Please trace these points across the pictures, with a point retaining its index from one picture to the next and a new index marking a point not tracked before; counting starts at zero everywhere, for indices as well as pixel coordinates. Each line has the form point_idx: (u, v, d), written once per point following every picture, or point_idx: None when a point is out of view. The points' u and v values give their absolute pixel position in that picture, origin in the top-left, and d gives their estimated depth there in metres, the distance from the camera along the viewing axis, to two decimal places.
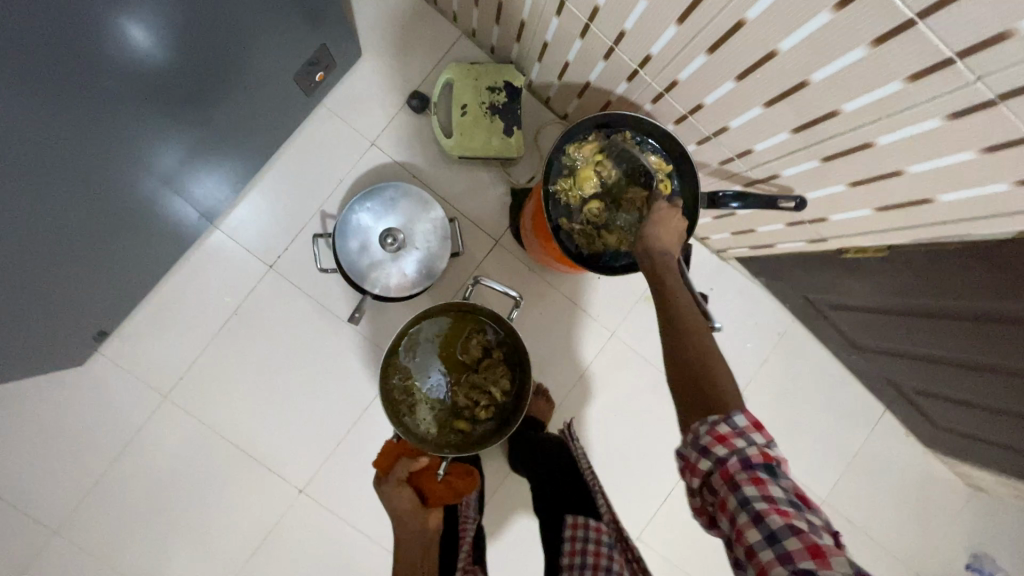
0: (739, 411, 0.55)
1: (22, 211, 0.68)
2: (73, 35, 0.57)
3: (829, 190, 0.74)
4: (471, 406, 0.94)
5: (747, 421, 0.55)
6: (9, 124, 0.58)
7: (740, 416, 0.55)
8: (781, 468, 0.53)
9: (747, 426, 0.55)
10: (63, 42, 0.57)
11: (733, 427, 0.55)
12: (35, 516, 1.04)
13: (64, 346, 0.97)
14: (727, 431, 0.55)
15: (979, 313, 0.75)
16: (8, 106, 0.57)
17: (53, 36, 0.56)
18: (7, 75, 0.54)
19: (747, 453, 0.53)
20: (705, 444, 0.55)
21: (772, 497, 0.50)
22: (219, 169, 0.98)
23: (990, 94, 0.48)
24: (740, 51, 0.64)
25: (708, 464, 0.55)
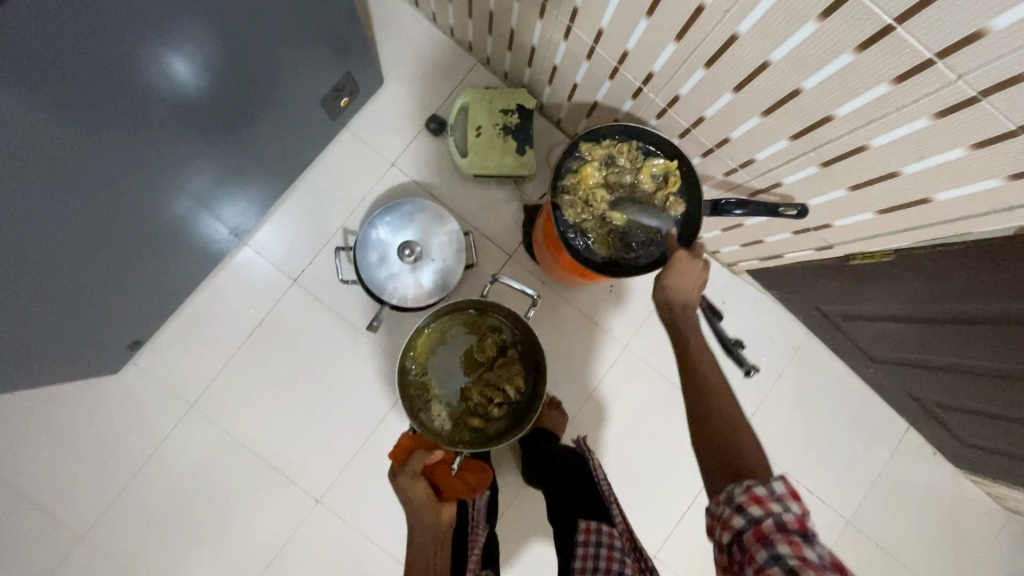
0: (779, 477, 0.57)
1: (74, 225, 0.75)
2: (127, 69, 0.65)
3: (830, 196, 0.76)
4: (485, 403, 0.96)
5: (784, 488, 0.56)
6: (65, 147, 0.65)
7: (778, 482, 0.56)
8: (817, 538, 0.53)
9: (785, 493, 0.55)
10: (115, 75, 0.64)
11: (771, 490, 0.56)
12: (65, 520, 1.07)
13: (101, 354, 1.03)
14: (763, 493, 0.56)
15: (990, 315, 0.75)
16: (65, 133, 0.64)
17: (107, 70, 0.63)
18: (66, 105, 0.61)
19: (783, 517, 0.54)
20: (740, 503, 0.56)
21: (808, 559, 0.50)
22: (250, 188, 1.05)
23: (971, 91, 0.50)
24: (736, 63, 0.68)
25: (740, 521, 0.56)
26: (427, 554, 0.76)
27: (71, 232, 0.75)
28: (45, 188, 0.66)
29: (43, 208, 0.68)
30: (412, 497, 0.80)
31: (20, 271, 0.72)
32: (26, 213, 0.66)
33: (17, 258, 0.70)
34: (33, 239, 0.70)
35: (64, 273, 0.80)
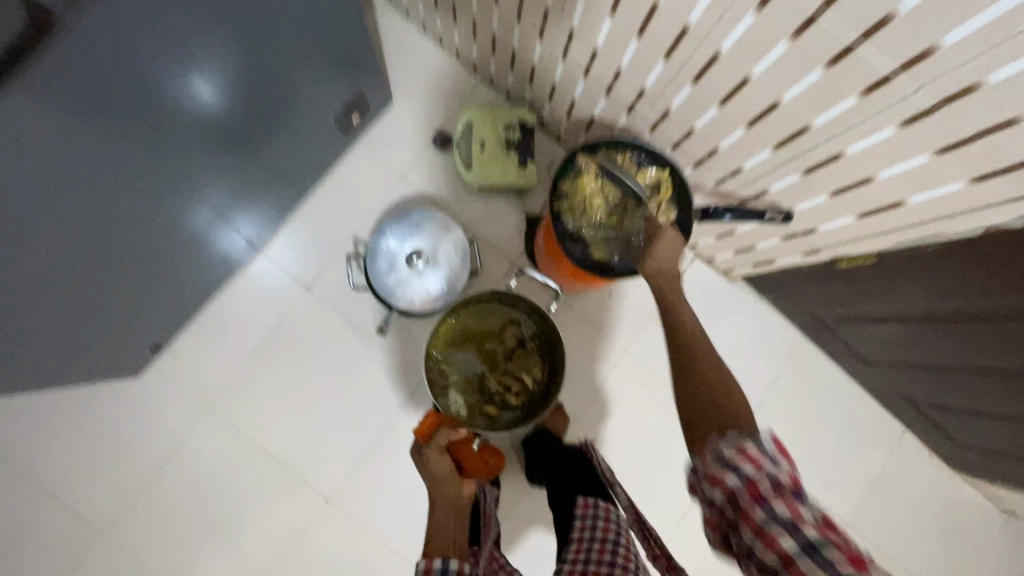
0: (770, 436, 0.60)
1: (107, 236, 0.81)
2: (172, 105, 0.72)
3: (813, 202, 0.81)
4: (502, 391, 1.02)
5: (773, 445, 0.59)
6: (112, 172, 0.72)
7: (767, 440, 0.59)
8: (805, 493, 0.56)
9: (774, 450, 0.59)
10: (163, 111, 0.71)
11: (762, 449, 0.59)
12: (85, 517, 1.12)
13: (123, 357, 1.08)
14: (755, 451, 0.58)
15: (968, 313, 0.79)
16: (115, 160, 0.71)
17: (158, 108, 0.70)
18: (120, 138, 0.68)
19: (776, 474, 0.56)
20: (730, 460, 0.59)
21: (802, 516, 0.54)
22: (266, 199, 1.11)
23: (931, 101, 0.55)
24: (720, 79, 0.73)
25: (733, 478, 0.58)
26: (448, 513, 0.74)
27: (100, 244, 0.80)
28: (89, 205, 0.72)
29: (84, 223, 0.74)
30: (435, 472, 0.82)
31: (59, 277, 0.78)
32: (73, 230, 0.73)
33: (59, 268, 0.76)
34: (73, 250, 0.76)
35: (93, 282, 0.85)
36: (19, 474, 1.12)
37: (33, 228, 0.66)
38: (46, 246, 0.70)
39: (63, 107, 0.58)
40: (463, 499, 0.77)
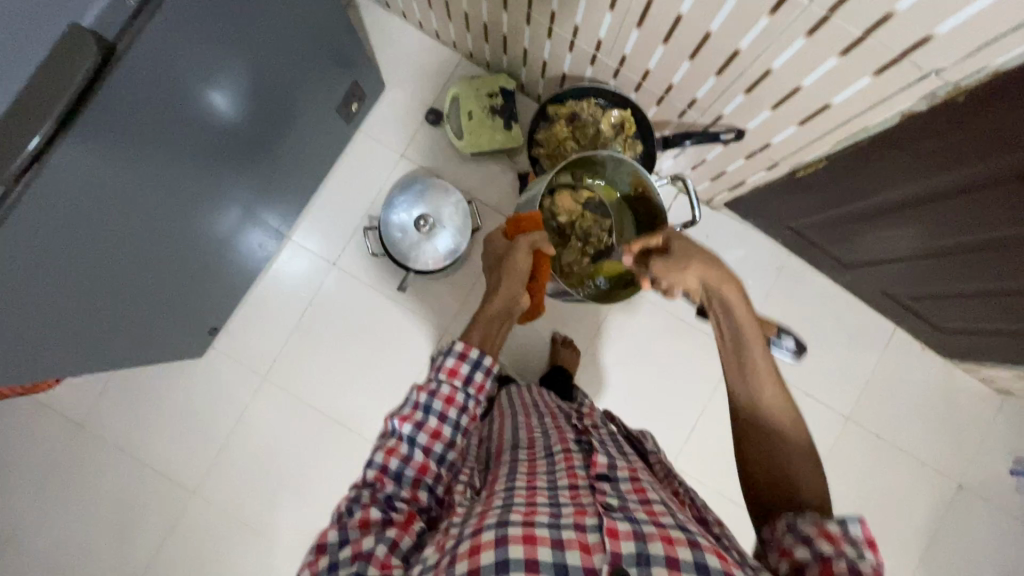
0: (855, 519, 0.54)
1: (161, 235, 0.97)
2: (198, 117, 0.86)
3: (761, 119, 0.91)
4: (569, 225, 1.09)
5: (862, 533, 0.53)
6: (161, 176, 0.87)
7: (856, 525, 0.53)
8: None
9: (862, 539, 0.53)
10: (192, 121, 0.86)
11: (846, 531, 0.53)
12: (179, 480, 1.32)
13: (188, 340, 1.26)
14: (837, 531, 0.53)
15: (913, 198, 0.88)
16: (162, 164, 0.86)
17: (186, 119, 0.84)
18: (161, 149, 0.83)
19: (856, 563, 0.51)
20: (807, 535, 0.54)
21: None
22: (288, 189, 1.27)
23: (822, 12, 0.65)
24: (659, 20, 0.84)
25: (805, 553, 0.53)
26: (502, 313, 0.84)
27: (147, 249, 0.95)
28: (133, 214, 0.87)
29: (143, 224, 0.90)
30: (514, 266, 0.89)
31: (130, 270, 0.95)
32: (132, 231, 0.89)
33: (127, 264, 0.93)
34: (137, 247, 0.93)
35: (143, 284, 1.00)
36: (119, 448, 1.33)
37: (94, 239, 0.81)
38: (105, 251, 0.85)
39: (117, 131, 0.73)
40: (517, 306, 0.86)
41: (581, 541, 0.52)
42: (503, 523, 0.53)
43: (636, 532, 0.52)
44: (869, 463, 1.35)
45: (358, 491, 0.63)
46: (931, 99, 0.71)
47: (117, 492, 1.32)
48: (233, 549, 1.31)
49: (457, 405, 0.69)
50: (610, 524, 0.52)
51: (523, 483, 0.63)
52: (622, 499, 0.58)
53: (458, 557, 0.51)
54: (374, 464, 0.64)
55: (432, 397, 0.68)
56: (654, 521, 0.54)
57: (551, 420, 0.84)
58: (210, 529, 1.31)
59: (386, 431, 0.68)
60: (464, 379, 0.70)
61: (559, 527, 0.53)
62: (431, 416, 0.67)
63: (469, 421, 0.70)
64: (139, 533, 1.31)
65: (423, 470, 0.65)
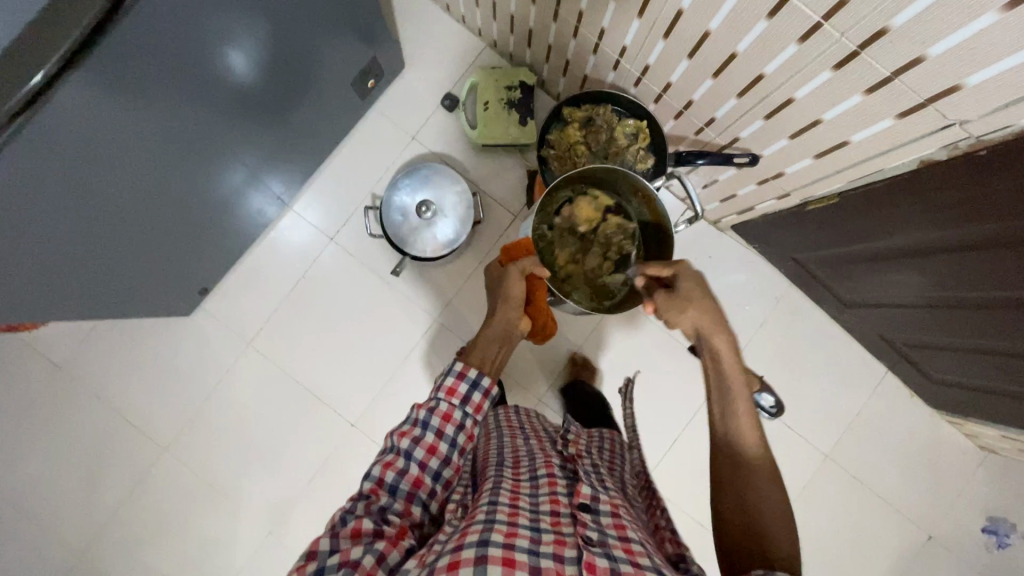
0: None
1: (160, 190, 0.96)
2: (210, 77, 0.85)
3: (777, 146, 0.89)
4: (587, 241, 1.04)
5: None
6: (166, 133, 0.86)
7: None
8: None
9: None
10: (203, 81, 0.84)
11: None
12: (152, 435, 1.32)
13: (178, 298, 1.25)
14: None
15: (921, 248, 0.87)
16: (169, 121, 0.85)
17: (197, 78, 0.83)
18: (168, 105, 0.82)
19: None
20: None
21: None
22: (294, 158, 1.25)
23: (851, 46, 0.63)
24: (687, 33, 0.82)
25: None
26: (499, 338, 0.83)
27: (144, 203, 0.94)
28: (138, 165, 0.86)
29: (142, 177, 0.89)
30: (509, 293, 0.89)
31: (126, 221, 0.94)
32: (132, 183, 0.88)
33: (123, 215, 0.92)
34: (135, 200, 0.92)
35: (138, 236, 1.00)
36: (97, 397, 1.32)
37: (94, 181, 0.80)
38: (105, 198, 0.85)
39: (121, 83, 0.71)
40: (516, 331, 0.86)
41: (558, 573, 0.52)
42: (484, 542, 0.53)
43: (612, 570, 0.52)
44: (842, 503, 1.34)
45: (353, 502, 0.63)
46: (951, 149, 0.69)
47: (89, 439, 1.32)
48: (198, 510, 1.31)
49: (454, 423, 0.70)
50: (589, 558, 0.53)
51: (506, 497, 0.62)
52: (603, 531, 0.58)
53: (435, 570, 0.51)
54: (370, 476, 0.66)
55: (430, 414, 0.70)
56: (631, 559, 0.54)
57: (537, 442, 0.84)
58: (179, 488, 1.32)
59: (386, 445, 0.69)
60: (462, 399, 0.71)
61: (539, 554, 0.53)
62: (428, 432, 0.69)
63: (465, 438, 0.71)
64: (108, 482, 1.31)
65: (417, 483, 0.67)
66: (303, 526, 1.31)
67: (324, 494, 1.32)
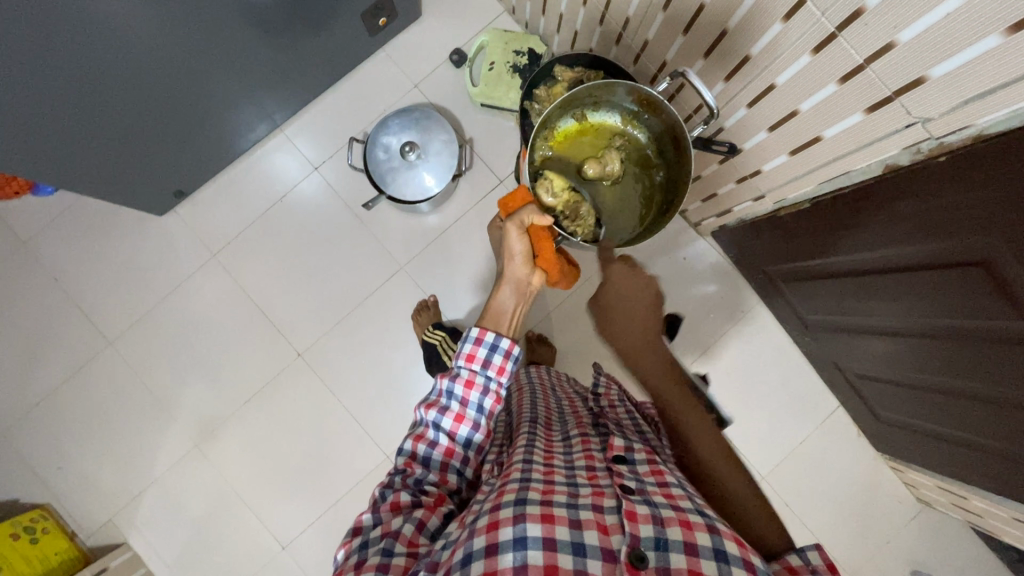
0: (811, 547, 0.55)
1: (148, 73, 0.96)
2: None
3: (756, 140, 0.89)
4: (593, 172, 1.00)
5: (821, 560, 0.54)
6: (161, 12, 0.86)
7: (814, 552, 0.55)
8: None
9: (822, 564, 0.53)
10: None
11: (806, 561, 0.54)
12: (99, 326, 1.32)
13: (151, 195, 1.25)
14: (798, 564, 0.54)
15: (877, 265, 0.87)
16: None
17: None
18: None
19: None
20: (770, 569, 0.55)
21: None
22: (296, 81, 1.26)
23: (828, 28, 0.63)
24: (684, 7, 0.82)
25: None
26: (517, 295, 0.77)
27: (129, 81, 0.95)
28: (134, 36, 0.87)
29: (129, 53, 0.90)
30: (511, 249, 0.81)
31: (107, 95, 0.94)
32: (118, 55, 0.89)
33: (104, 88, 0.93)
34: (120, 74, 0.92)
35: (118, 115, 1.00)
36: (54, 279, 1.32)
37: (76, 37, 0.80)
38: (92, 61, 0.86)
39: None
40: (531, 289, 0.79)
41: (599, 522, 0.50)
42: (522, 501, 0.51)
43: (654, 515, 0.50)
44: None
45: (390, 480, 0.62)
46: (914, 152, 0.69)
47: (37, 318, 1.31)
48: (130, 409, 1.31)
49: (478, 390, 0.63)
50: (630, 506, 0.50)
51: (540, 457, 0.61)
52: (640, 480, 0.56)
53: (476, 531, 0.50)
54: (403, 451, 0.64)
55: (454, 382, 0.64)
56: (671, 505, 0.52)
57: (568, 404, 0.82)
58: (114, 383, 1.31)
59: (416, 419, 0.67)
60: (483, 363, 0.64)
61: (577, 508, 0.51)
62: (453, 402, 0.64)
63: (495, 403, 0.64)
64: (46, 364, 1.31)
65: (449, 453, 0.64)
66: (230, 444, 1.30)
67: (257, 417, 1.31)
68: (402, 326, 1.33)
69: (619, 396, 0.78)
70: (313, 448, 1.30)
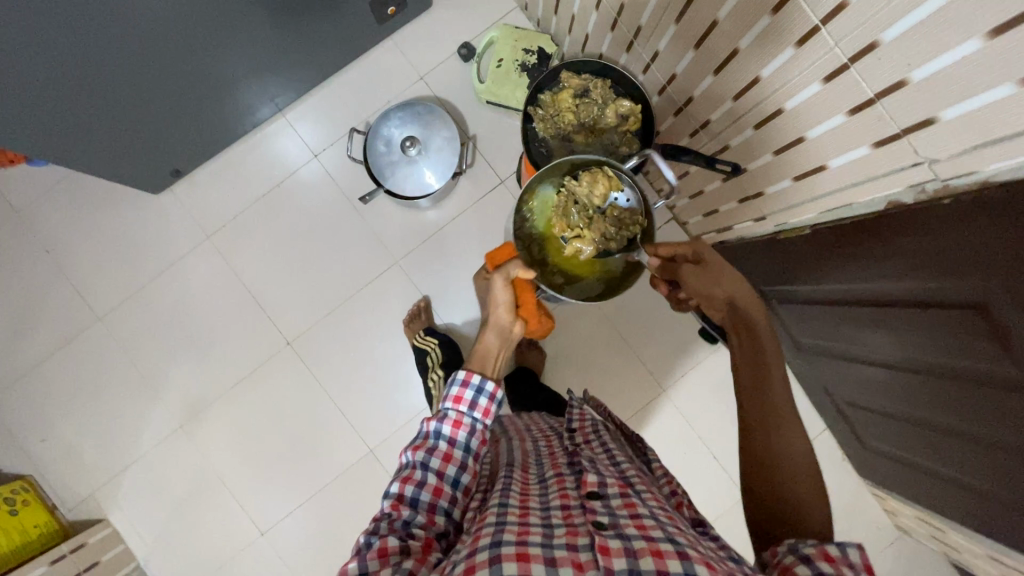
0: (853, 546, 0.54)
1: (151, 52, 0.94)
2: None
3: (760, 162, 0.87)
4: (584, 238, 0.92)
5: (859, 558, 0.53)
6: None
7: (853, 550, 0.53)
8: None
9: (860, 562, 0.53)
10: None
11: (844, 554, 0.53)
12: (89, 302, 1.31)
13: (148, 174, 1.24)
14: (836, 554, 0.53)
15: (872, 298, 0.86)
16: None
17: None
18: None
19: None
20: (807, 555, 0.54)
21: None
22: (299, 66, 1.23)
23: (842, 58, 0.61)
24: (697, 22, 0.80)
25: (805, 570, 0.52)
26: (500, 338, 0.80)
27: (131, 59, 0.93)
28: (138, 14, 0.86)
29: (133, 31, 0.88)
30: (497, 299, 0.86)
31: (108, 72, 0.93)
32: (122, 33, 0.87)
33: (106, 65, 0.91)
34: (123, 52, 0.91)
35: (117, 92, 0.98)
36: (45, 251, 1.31)
37: (78, 13, 0.79)
38: (93, 38, 0.84)
39: None
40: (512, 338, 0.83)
41: (574, 559, 0.50)
42: (497, 543, 0.51)
43: (626, 549, 0.50)
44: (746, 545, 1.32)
45: (375, 524, 0.58)
46: (917, 192, 0.68)
47: (26, 289, 1.30)
48: (116, 387, 1.30)
49: (465, 429, 0.68)
50: (601, 540, 0.51)
51: (517, 499, 0.61)
52: (613, 514, 0.56)
53: None
54: (390, 494, 0.62)
55: (440, 424, 0.68)
56: (644, 536, 0.52)
57: (545, 441, 0.81)
58: (102, 359, 1.31)
59: (402, 464, 0.66)
60: (469, 406, 0.68)
61: (551, 547, 0.51)
62: (440, 442, 0.67)
63: (479, 444, 0.69)
64: (34, 337, 1.30)
65: (437, 492, 0.63)
66: (215, 428, 1.30)
67: (243, 403, 1.31)
68: (393, 321, 1.32)
69: (595, 431, 0.77)
70: (298, 437, 1.30)
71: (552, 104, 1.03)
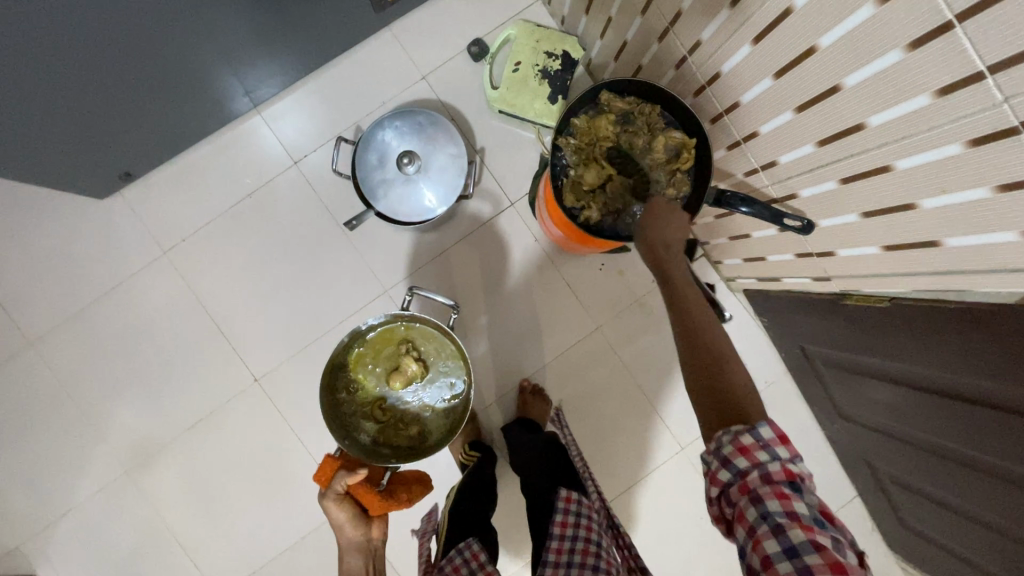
0: (763, 423, 0.58)
1: (95, 43, 0.75)
2: None
3: (841, 221, 0.71)
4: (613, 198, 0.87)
5: (772, 434, 0.57)
6: None
7: (765, 428, 0.57)
8: (803, 485, 0.55)
9: (773, 439, 0.57)
10: None
11: (757, 438, 0.57)
12: (20, 324, 1.11)
13: (91, 179, 1.04)
14: (749, 442, 0.57)
15: (950, 390, 0.73)
16: None
17: None
18: None
19: (769, 469, 0.55)
20: (727, 454, 0.58)
21: (796, 514, 0.52)
22: (279, 58, 1.03)
23: (1014, 120, 0.45)
24: (783, 46, 0.62)
25: (728, 475, 0.58)
26: (361, 554, 0.87)
27: (69, 52, 0.73)
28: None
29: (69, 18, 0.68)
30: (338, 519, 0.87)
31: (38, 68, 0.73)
32: (55, 22, 0.67)
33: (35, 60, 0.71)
34: (57, 44, 0.71)
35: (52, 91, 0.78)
36: None
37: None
38: (13, 28, 0.65)
39: None
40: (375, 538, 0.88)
41: None
42: None
43: None
44: None
45: None
46: None
47: None
48: (48, 425, 1.11)
49: None
50: None
51: None
52: None
53: None
54: None
55: None
56: None
57: None
58: (34, 391, 1.11)
59: None
60: None
61: None
62: None
63: None
64: None
65: None
66: (166, 477, 1.12)
67: (199, 448, 1.13)
68: None
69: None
70: (264, 489, 1.13)
71: (587, 128, 0.87)
